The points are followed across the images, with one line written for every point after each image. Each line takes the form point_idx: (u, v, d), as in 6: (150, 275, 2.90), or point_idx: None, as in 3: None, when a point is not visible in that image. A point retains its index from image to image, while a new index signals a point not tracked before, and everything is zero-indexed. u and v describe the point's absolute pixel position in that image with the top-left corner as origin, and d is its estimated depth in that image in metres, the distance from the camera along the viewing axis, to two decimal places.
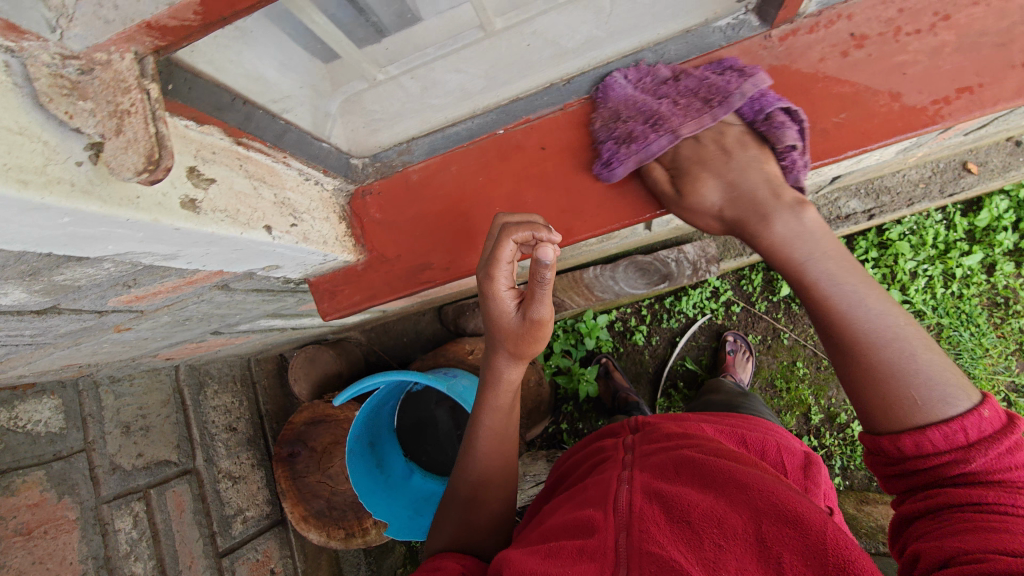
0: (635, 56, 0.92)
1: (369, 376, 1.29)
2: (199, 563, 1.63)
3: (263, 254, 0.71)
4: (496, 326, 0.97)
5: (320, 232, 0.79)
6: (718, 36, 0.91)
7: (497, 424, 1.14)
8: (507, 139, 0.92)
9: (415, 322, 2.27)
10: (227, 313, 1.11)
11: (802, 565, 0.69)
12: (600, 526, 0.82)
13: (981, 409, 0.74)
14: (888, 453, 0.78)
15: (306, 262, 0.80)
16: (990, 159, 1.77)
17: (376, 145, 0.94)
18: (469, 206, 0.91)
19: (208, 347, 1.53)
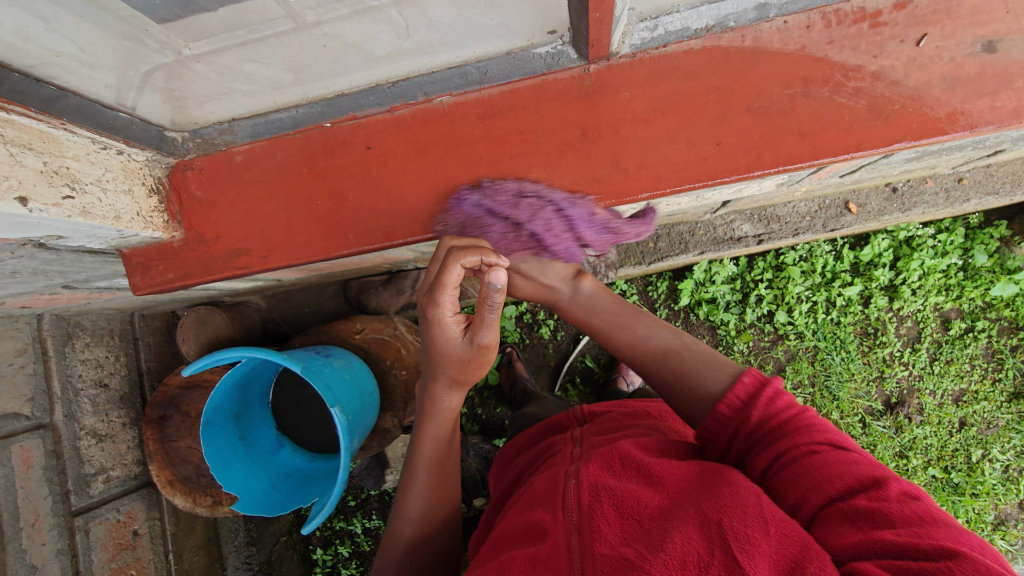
0: (461, 69, 0.87)
1: (225, 349, 1.25)
2: (45, 521, 1.56)
3: (33, 224, 0.78)
4: (440, 352, 0.99)
5: (112, 205, 0.85)
6: (542, 62, 0.87)
7: (435, 453, 1.20)
8: (335, 134, 0.93)
9: (319, 293, 2.23)
10: (65, 270, 1.06)
11: (742, 525, 0.74)
12: (550, 531, 0.87)
13: (745, 377, 0.98)
14: (733, 440, 0.94)
15: (98, 233, 0.87)
16: (870, 201, 1.89)
17: (202, 116, 0.91)
18: (297, 192, 0.93)
19: (66, 300, 1.46)
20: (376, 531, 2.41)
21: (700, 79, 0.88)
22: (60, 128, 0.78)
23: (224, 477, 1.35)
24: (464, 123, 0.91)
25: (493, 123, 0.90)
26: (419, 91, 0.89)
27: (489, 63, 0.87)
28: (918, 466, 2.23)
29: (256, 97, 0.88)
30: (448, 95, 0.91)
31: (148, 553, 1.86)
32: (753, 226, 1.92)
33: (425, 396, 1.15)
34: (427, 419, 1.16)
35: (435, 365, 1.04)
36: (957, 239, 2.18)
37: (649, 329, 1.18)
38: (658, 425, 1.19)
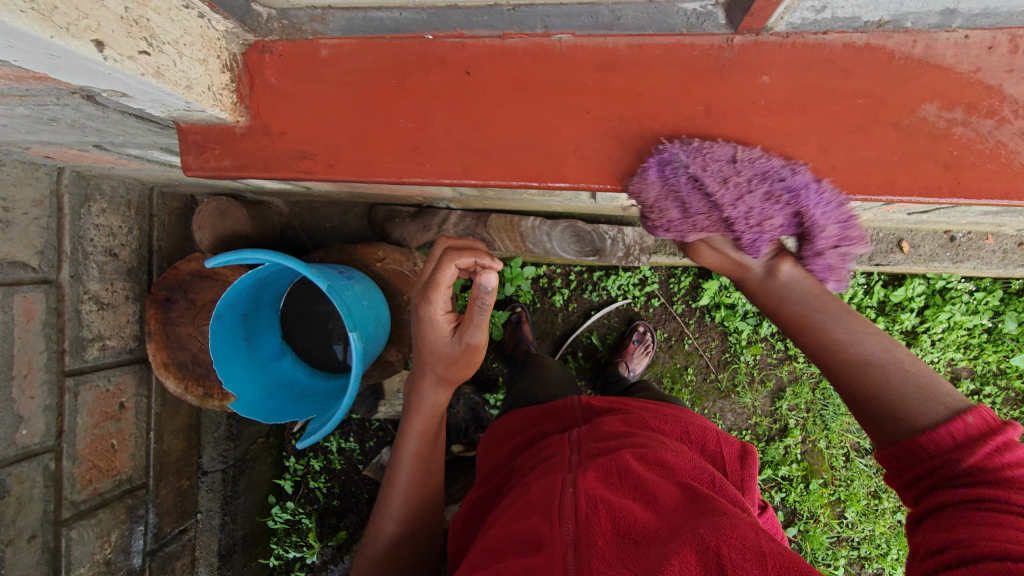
0: (593, 8, 0.80)
1: (252, 249, 1.21)
2: (37, 375, 1.55)
3: (101, 75, 0.72)
4: (431, 349, 1.24)
5: (185, 72, 0.79)
6: (685, 19, 0.81)
7: (420, 450, 1.36)
8: (434, 49, 0.85)
9: (343, 211, 2.16)
10: (105, 129, 1.00)
11: (739, 555, 0.79)
12: (546, 541, 0.88)
13: (968, 417, 0.81)
14: (900, 456, 0.85)
15: (162, 100, 0.81)
16: (924, 244, 1.83)
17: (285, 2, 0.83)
18: (375, 106, 0.87)
19: (93, 160, 1.39)
20: (350, 453, 2.52)
21: (832, 82, 0.81)
22: None
23: (226, 374, 1.33)
24: (575, 67, 0.83)
25: (609, 78, 0.83)
26: (541, 23, 0.82)
27: (625, 8, 0.80)
28: (888, 508, 2.25)
29: None
30: (570, 33, 0.83)
31: (130, 427, 1.88)
32: None
33: (413, 394, 1.35)
34: (413, 414, 1.35)
35: (428, 363, 1.27)
36: (992, 300, 2.15)
37: (826, 327, 0.97)
38: (654, 434, 1.24)
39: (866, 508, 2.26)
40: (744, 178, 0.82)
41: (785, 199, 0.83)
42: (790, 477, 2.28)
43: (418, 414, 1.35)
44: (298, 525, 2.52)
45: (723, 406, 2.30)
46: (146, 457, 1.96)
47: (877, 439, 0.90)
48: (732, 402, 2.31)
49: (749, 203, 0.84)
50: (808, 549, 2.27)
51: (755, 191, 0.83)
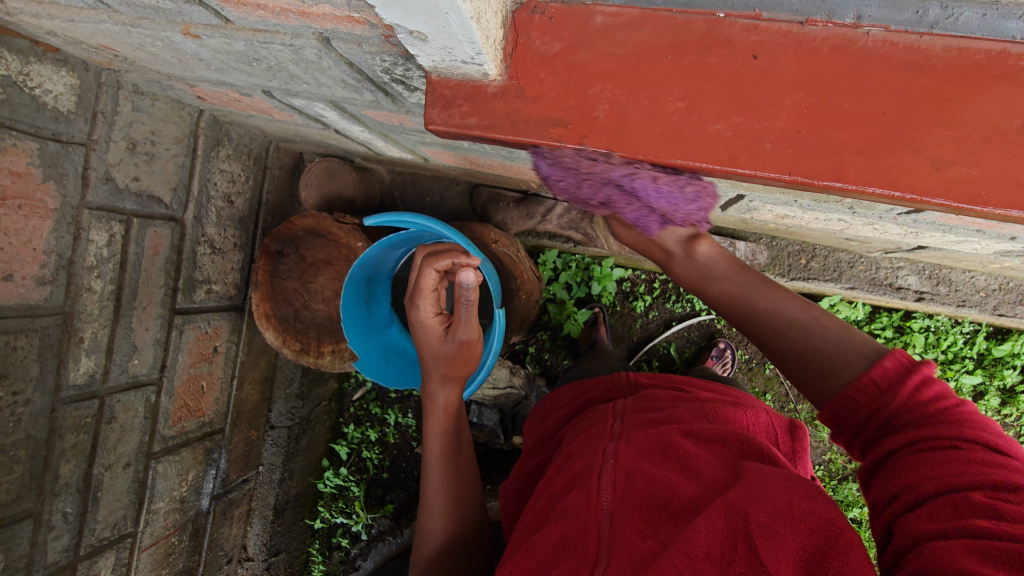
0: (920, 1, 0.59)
1: (413, 214, 1.20)
2: (153, 309, 1.58)
3: (426, 11, 0.54)
4: (430, 350, 1.23)
5: (487, 26, 0.59)
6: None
7: (448, 447, 1.23)
8: (721, 30, 0.64)
9: (444, 189, 2.15)
10: (299, 74, 1.00)
11: (767, 518, 0.68)
12: (584, 516, 0.80)
13: (884, 362, 0.82)
14: (854, 407, 0.83)
15: (449, 53, 0.62)
16: None
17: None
18: None
19: (245, 106, 1.41)
20: (406, 428, 2.46)
21: None
22: None
23: (352, 334, 1.34)
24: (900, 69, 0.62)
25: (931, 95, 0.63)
26: (855, 11, 0.60)
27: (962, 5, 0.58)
28: None
29: None
30: (883, 28, 0.60)
31: (219, 372, 1.90)
32: (920, 282, 1.79)
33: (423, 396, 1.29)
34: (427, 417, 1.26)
35: (431, 366, 1.24)
36: None
37: (777, 309, 1.03)
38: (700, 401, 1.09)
39: None
40: (594, 177, 0.84)
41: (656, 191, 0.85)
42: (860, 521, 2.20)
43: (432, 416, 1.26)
44: (346, 492, 2.48)
45: None
46: (227, 403, 1.99)
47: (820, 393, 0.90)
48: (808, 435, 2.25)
49: (603, 190, 0.90)
50: None
51: (606, 185, 0.87)
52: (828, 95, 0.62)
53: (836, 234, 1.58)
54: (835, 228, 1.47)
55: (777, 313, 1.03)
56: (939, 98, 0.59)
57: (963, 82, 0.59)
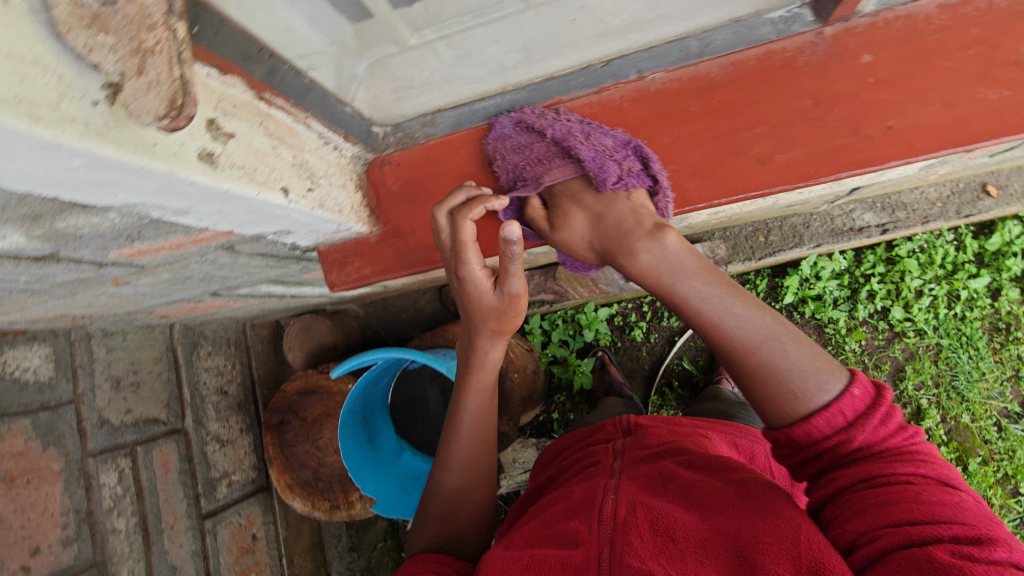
0: (681, 42, 0.74)
1: (373, 350, 1.26)
2: (182, 523, 1.61)
3: (274, 218, 0.65)
4: (471, 307, 0.86)
5: (335, 200, 0.72)
6: (770, 27, 0.72)
7: (481, 407, 1.11)
8: (539, 119, 0.80)
9: (415, 300, 2.24)
10: (229, 275, 1.09)
11: (778, 559, 0.65)
12: (584, 541, 0.79)
13: (852, 389, 0.72)
14: (784, 444, 0.74)
15: (318, 231, 0.73)
16: (1010, 183, 1.76)
17: (401, 114, 0.81)
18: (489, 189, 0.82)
19: (204, 308, 1.51)
20: None
21: None
22: (301, 121, 0.68)
23: (362, 479, 1.35)
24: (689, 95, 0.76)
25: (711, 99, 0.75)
26: (634, 68, 0.76)
27: (712, 35, 0.74)
28: None
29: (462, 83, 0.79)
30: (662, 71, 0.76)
31: (264, 557, 1.89)
32: (876, 216, 1.81)
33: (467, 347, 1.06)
34: (470, 370, 1.08)
35: (474, 319, 0.89)
36: None
37: (718, 309, 0.76)
38: (704, 438, 1.09)
39: None
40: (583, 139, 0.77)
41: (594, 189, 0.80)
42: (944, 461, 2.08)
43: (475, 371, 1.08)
44: None
45: None
46: None
47: (767, 418, 0.77)
48: None
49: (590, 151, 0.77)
50: None
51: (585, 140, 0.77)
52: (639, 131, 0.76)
53: (776, 206, 1.63)
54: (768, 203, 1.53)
55: (724, 315, 0.76)
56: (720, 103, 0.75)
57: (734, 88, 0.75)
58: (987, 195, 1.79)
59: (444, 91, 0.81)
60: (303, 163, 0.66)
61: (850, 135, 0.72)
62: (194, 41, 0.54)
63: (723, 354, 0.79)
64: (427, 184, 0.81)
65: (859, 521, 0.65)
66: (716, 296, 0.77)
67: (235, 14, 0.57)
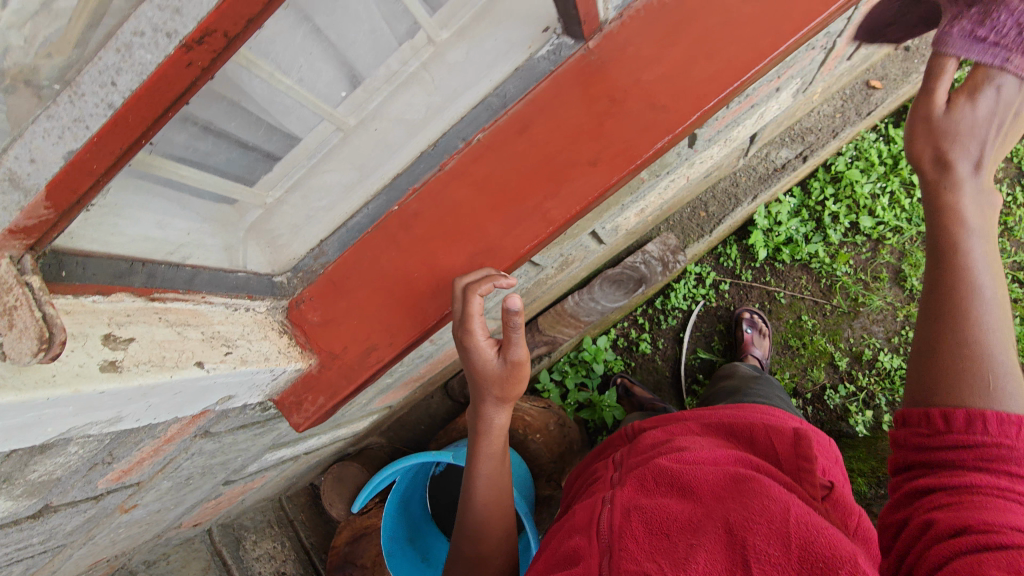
0: (484, 103, 0.77)
1: (380, 471, 1.29)
2: None
3: (208, 391, 0.67)
4: (478, 374, 1.00)
5: (261, 351, 0.74)
6: (547, 62, 0.75)
7: (493, 469, 1.12)
8: (406, 213, 0.79)
9: (428, 407, 2.27)
10: (226, 459, 1.15)
11: (767, 544, 0.68)
12: (584, 555, 0.82)
13: None
14: (934, 422, 0.73)
15: (259, 384, 0.76)
16: (889, 70, 1.84)
17: (293, 257, 0.82)
18: (401, 281, 0.80)
19: (228, 501, 1.55)
20: None
21: None
22: (202, 303, 0.70)
23: None
24: (524, 131, 0.75)
25: (533, 134, 0.75)
26: (458, 139, 0.78)
27: (506, 85, 0.76)
28: None
29: (328, 216, 0.80)
30: (483, 131, 0.77)
31: None
32: (791, 148, 1.89)
33: (474, 415, 1.11)
34: (479, 438, 1.12)
35: (479, 388, 1.04)
36: None
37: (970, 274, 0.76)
38: (699, 431, 1.11)
39: None
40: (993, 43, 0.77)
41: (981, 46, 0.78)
42: None
43: (484, 437, 1.12)
44: None
45: (861, 323, 2.16)
46: None
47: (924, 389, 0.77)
48: (867, 315, 2.17)
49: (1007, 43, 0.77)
50: None
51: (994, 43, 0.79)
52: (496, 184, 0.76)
53: (693, 182, 1.69)
54: (684, 182, 1.61)
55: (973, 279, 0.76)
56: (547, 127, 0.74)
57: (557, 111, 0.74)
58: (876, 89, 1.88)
59: (320, 224, 0.81)
60: (215, 335, 0.68)
61: (649, 112, 0.71)
62: (62, 284, 0.54)
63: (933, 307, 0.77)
64: (340, 299, 0.82)
65: (961, 513, 0.64)
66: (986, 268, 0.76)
67: (93, 250, 0.56)
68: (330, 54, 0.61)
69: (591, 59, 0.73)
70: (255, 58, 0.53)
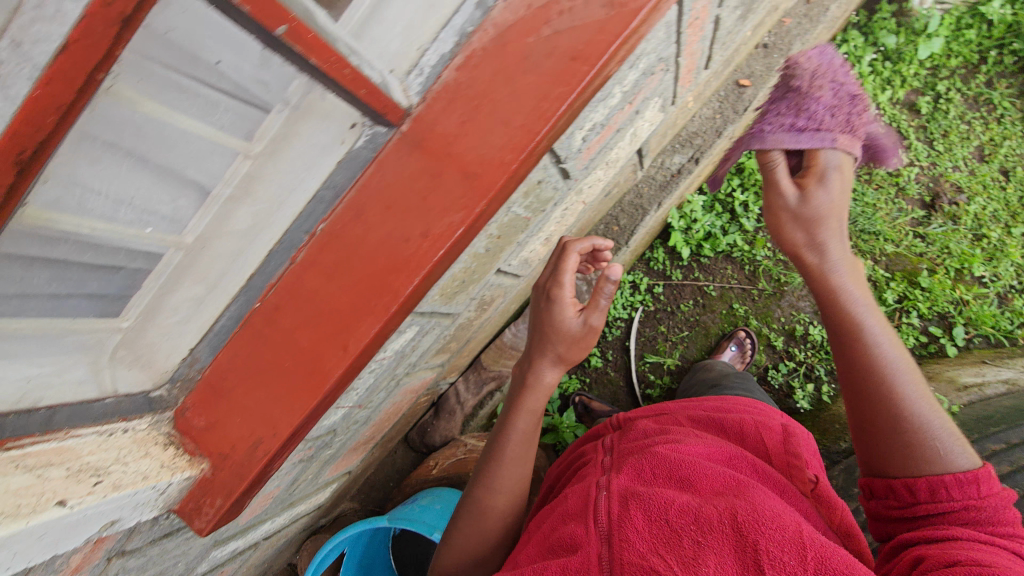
0: (316, 197, 0.81)
1: (324, 546, 1.30)
2: None
3: (81, 524, 0.69)
4: (553, 329, 1.09)
5: (138, 471, 0.77)
6: (365, 151, 0.80)
7: (530, 427, 1.19)
8: (266, 308, 0.84)
9: (394, 462, 2.28)
10: (163, 568, 1.16)
11: (776, 548, 0.74)
12: (582, 542, 0.87)
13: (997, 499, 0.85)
14: (902, 496, 0.90)
15: (145, 503, 0.78)
16: (755, 68, 1.92)
17: (167, 369, 0.85)
18: (274, 373, 0.83)
19: None
20: None
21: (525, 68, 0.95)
22: (66, 438, 0.74)
23: None
24: (358, 216, 0.81)
25: (368, 217, 0.80)
26: (301, 233, 0.82)
27: (334, 177, 0.81)
28: (1001, 236, 2.06)
29: (192, 325, 0.84)
30: (323, 221, 0.82)
31: None
32: (683, 153, 1.98)
33: (525, 369, 1.17)
34: (525, 393, 1.17)
35: (547, 341, 1.11)
36: (859, 40, 2.22)
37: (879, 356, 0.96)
38: (691, 428, 1.20)
39: (988, 253, 2.06)
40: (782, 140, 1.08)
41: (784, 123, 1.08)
42: (905, 292, 2.06)
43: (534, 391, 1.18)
44: None
45: (788, 302, 2.25)
46: None
47: (881, 464, 0.94)
48: (792, 293, 2.26)
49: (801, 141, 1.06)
50: (992, 330, 1.98)
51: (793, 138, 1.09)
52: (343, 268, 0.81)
53: (592, 202, 1.77)
54: (581, 206, 1.68)
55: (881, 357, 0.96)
56: (386, 207, 0.80)
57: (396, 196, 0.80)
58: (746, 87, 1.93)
59: (187, 334, 0.85)
60: (82, 468, 0.72)
61: (466, 182, 0.77)
62: None
63: (867, 386, 0.96)
64: (220, 393, 0.84)
65: (949, 549, 0.76)
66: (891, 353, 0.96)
67: None
68: (158, 175, 0.67)
69: (403, 142, 0.79)
70: (52, 217, 0.59)
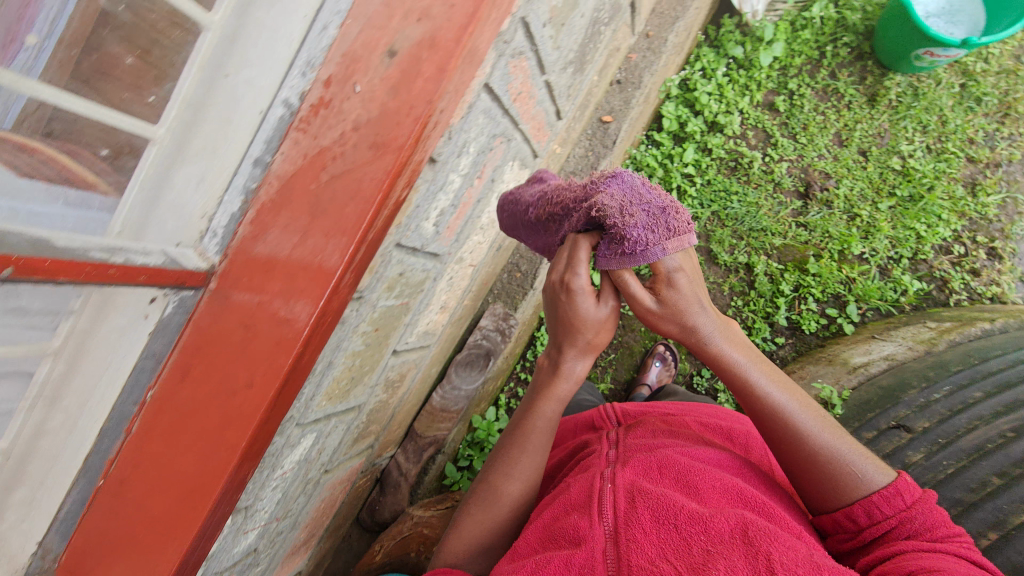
0: (138, 367, 0.82)
1: None
2: None
3: None
4: (580, 322, 1.16)
5: None
6: (176, 316, 0.81)
7: (548, 419, 1.28)
8: (111, 482, 0.83)
9: (350, 548, 2.22)
10: None
11: (787, 561, 0.83)
12: (586, 537, 0.99)
13: (931, 503, 0.96)
14: (848, 523, 0.99)
15: None
16: (614, 103, 2.04)
17: (17, 566, 0.83)
18: (129, 545, 0.80)
19: None
20: None
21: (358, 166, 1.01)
22: None
23: None
24: (182, 380, 0.81)
25: (193, 377, 0.81)
26: (130, 404, 0.83)
27: (151, 345, 0.82)
28: (872, 213, 2.21)
29: (35, 517, 0.83)
30: (151, 389, 0.83)
31: None
32: None
33: (555, 362, 1.25)
34: (555, 383, 1.25)
35: (575, 332, 1.18)
36: (711, 56, 2.40)
37: (778, 402, 1.05)
38: (697, 432, 1.34)
39: (864, 231, 2.21)
40: (654, 219, 1.03)
41: (652, 234, 1.01)
42: (799, 280, 2.19)
43: (557, 384, 1.26)
44: None
45: None
46: None
47: (823, 504, 1.02)
48: None
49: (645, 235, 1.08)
50: (880, 303, 2.11)
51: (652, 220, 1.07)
52: (177, 433, 0.81)
53: (483, 260, 1.83)
54: (470, 268, 1.74)
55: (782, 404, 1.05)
56: (206, 354, 0.81)
57: (216, 345, 0.81)
58: (609, 122, 2.04)
59: (33, 525, 0.83)
60: None
61: (278, 327, 0.79)
62: None
63: (780, 439, 1.05)
64: (80, 570, 0.82)
65: (899, 554, 0.89)
66: (787, 399, 1.06)
67: None
68: None
69: (213, 299, 0.81)
70: None
